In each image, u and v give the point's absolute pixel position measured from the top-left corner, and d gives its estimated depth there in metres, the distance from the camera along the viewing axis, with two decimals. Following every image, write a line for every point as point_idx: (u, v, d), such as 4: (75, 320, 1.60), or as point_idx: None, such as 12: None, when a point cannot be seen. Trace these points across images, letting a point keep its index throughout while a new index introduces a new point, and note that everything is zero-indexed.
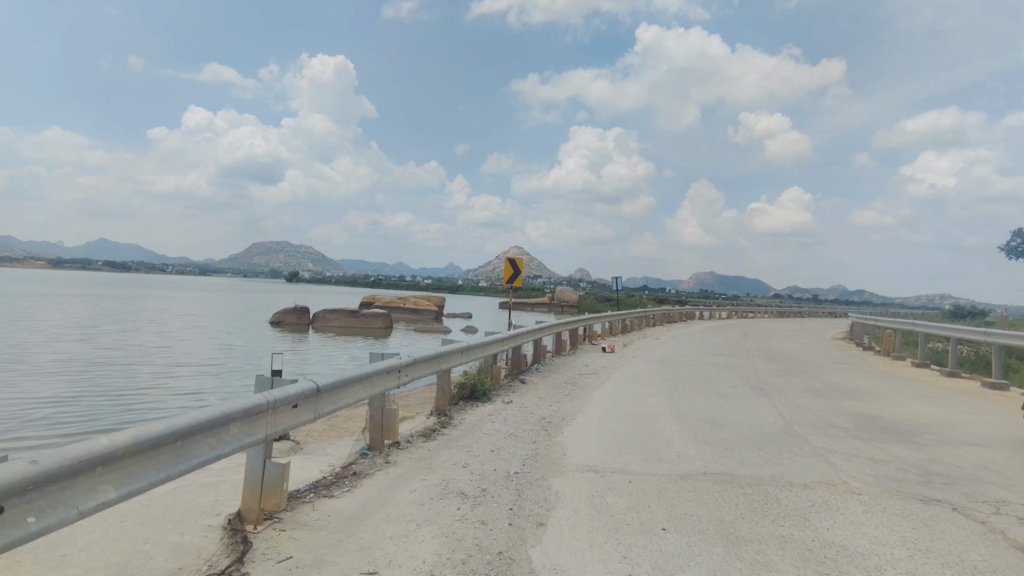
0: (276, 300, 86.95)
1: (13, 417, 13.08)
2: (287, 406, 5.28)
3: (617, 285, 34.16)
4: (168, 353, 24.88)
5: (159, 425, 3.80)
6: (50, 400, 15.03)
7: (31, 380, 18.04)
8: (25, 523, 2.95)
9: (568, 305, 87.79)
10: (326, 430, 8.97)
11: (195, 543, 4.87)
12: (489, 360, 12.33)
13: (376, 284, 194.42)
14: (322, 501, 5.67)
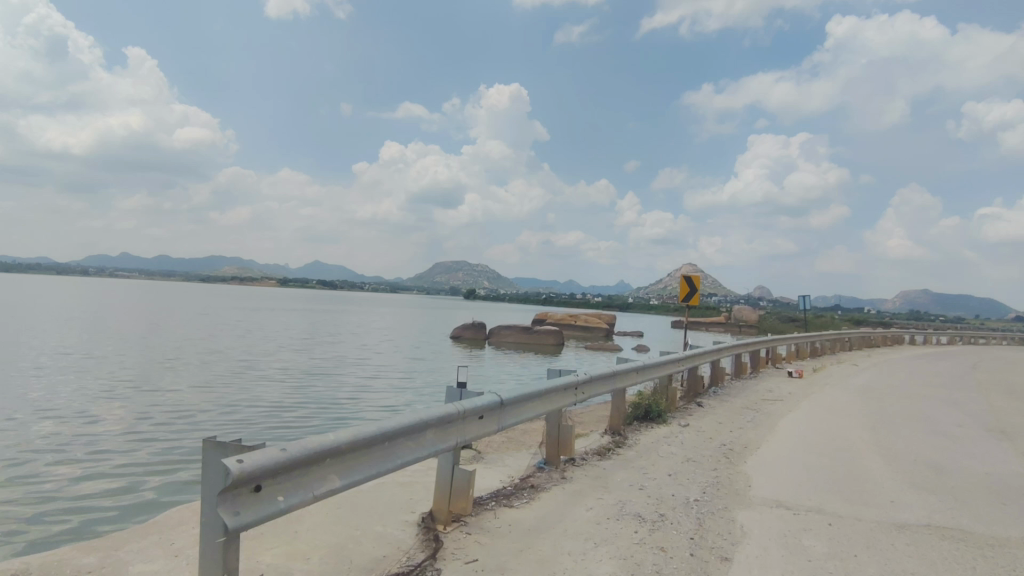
0: (456, 317, 93.37)
1: (253, 416, 15.63)
2: (474, 417, 5.66)
3: (807, 304, 31.01)
4: (368, 366, 27.94)
5: (372, 426, 4.33)
6: (279, 403, 17.70)
7: (266, 385, 21.45)
8: (276, 500, 3.55)
9: (747, 325, 81.59)
10: (505, 443, 9.39)
11: (395, 536, 5.41)
12: (664, 381, 11.96)
13: (546, 302, 199.59)
14: (504, 510, 5.95)
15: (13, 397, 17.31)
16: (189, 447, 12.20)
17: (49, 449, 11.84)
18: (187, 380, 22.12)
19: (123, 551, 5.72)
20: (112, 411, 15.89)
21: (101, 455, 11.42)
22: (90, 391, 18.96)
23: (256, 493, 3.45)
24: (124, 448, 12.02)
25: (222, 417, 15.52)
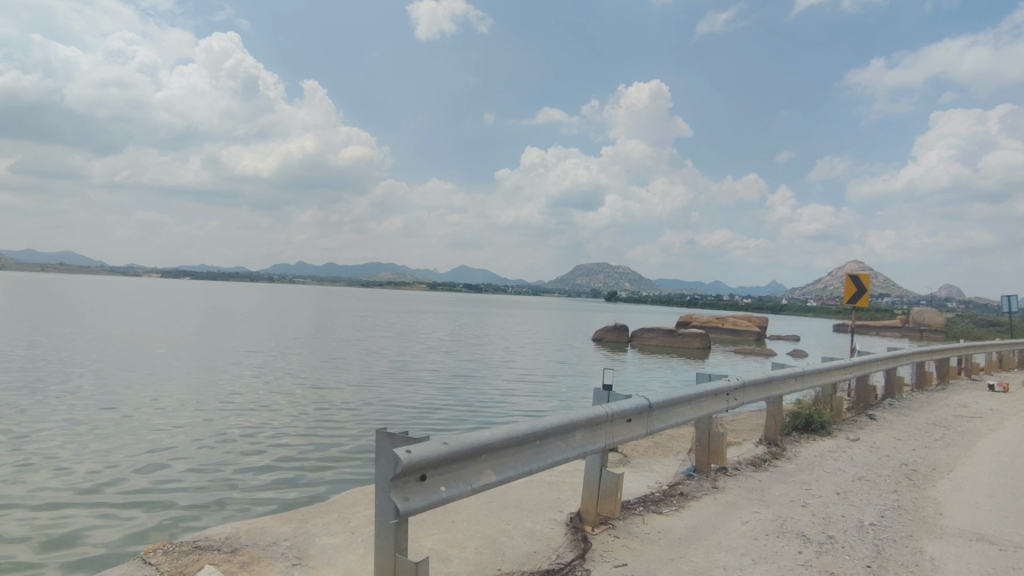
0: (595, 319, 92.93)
1: (407, 415, 16.85)
2: (622, 419, 5.64)
3: (1011, 305, 26.36)
4: (511, 368, 28.83)
5: (523, 425, 4.50)
6: (430, 403, 18.91)
7: (419, 386, 23.02)
8: (439, 490, 3.83)
9: (930, 330, 71.41)
10: (651, 447, 9.20)
11: (545, 533, 5.55)
12: (828, 390, 10.93)
13: (690, 304, 191.16)
14: (652, 516, 5.84)
15: (218, 391, 20.39)
16: (355, 441, 13.48)
17: (245, 436, 13.76)
18: (351, 379, 24.43)
19: (310, 524, 6.51)
20: (292, 406, 18.07)
21: (284, 443, 13.04)
22: (274, 387, 21.73)
23: (421, 482, 3.75)
24: (302, 439, 13.62)
25: (382, 415, 16.93)
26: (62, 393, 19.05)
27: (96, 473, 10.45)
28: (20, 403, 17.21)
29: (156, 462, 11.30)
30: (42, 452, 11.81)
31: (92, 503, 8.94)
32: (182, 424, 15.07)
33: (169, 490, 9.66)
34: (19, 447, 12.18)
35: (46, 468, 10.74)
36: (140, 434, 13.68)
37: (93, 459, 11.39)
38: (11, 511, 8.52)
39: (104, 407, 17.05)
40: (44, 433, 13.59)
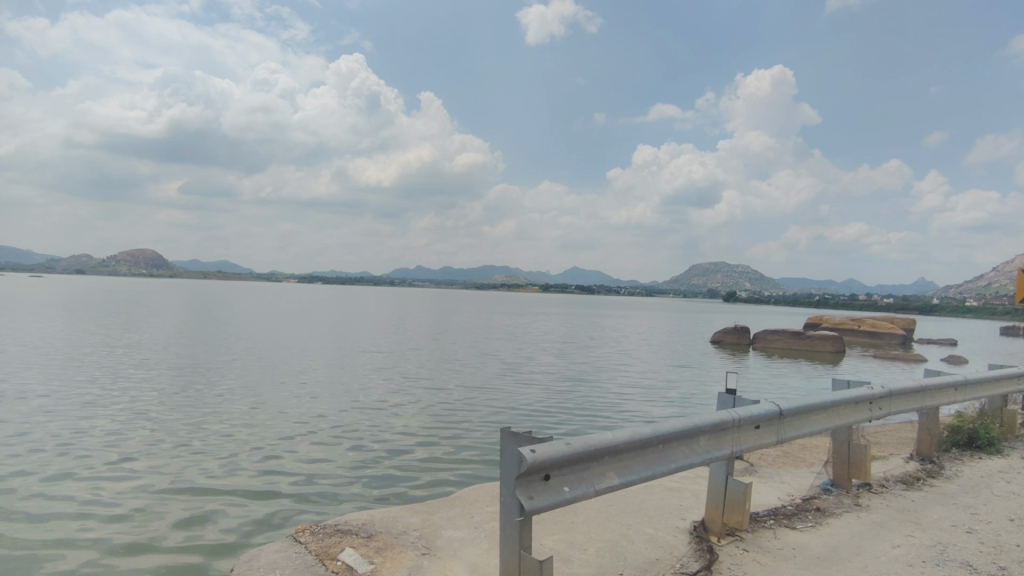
0: (713, 321, 88.64)
1: (522, 417, 17.11)
2: (750, 426, 5.35)
3: None
4: (625, 371, 28.30)
5: (647, 428, 4.41)
6: (544, 406, 19.06)
7: (532, 388, 23.30)
8: (563, 490, 3.86)
9: None
10: (781, 457, 8.61)
11: (667, 540, 5.40)
12: (995, 402, 9.60)
13: (820, 305, 176.58)
14: (785, 531, 5.48)
15: (344, 391, 21.94)
16: (472, 443, 13.91)
17: (367, 434, 14.65)
18: (467, 381, 25.26)
19: (437, 517, 6.83)
20: (410, 406, 18.97)
21: (401, 442, 13.70)
22: (396, 388, 23.01)
23: (546, 481, 3.80)
24: (419, 438, 14.23)
25: (498, 417, 17.33)
26: (216, 390, 21.46)
27: (240, 462, 11.62)
28: (182, 399, 19.58)
29: (290, 454, 12.35)
30: (197, 443, 13.32)
31: (237, 489, 9.95)
32: (312, 421, 16.34)
33: (300, 481, 10.50)
34: (180, 437, 13.86)
35: (199, 456, 12.10)
36: (277, 429, 15.04)
37: (237, 450, 12.66)
38: (171, 493, 9.70)
39: (249, 403, 18.98)
40: (200, 425, 15.38)
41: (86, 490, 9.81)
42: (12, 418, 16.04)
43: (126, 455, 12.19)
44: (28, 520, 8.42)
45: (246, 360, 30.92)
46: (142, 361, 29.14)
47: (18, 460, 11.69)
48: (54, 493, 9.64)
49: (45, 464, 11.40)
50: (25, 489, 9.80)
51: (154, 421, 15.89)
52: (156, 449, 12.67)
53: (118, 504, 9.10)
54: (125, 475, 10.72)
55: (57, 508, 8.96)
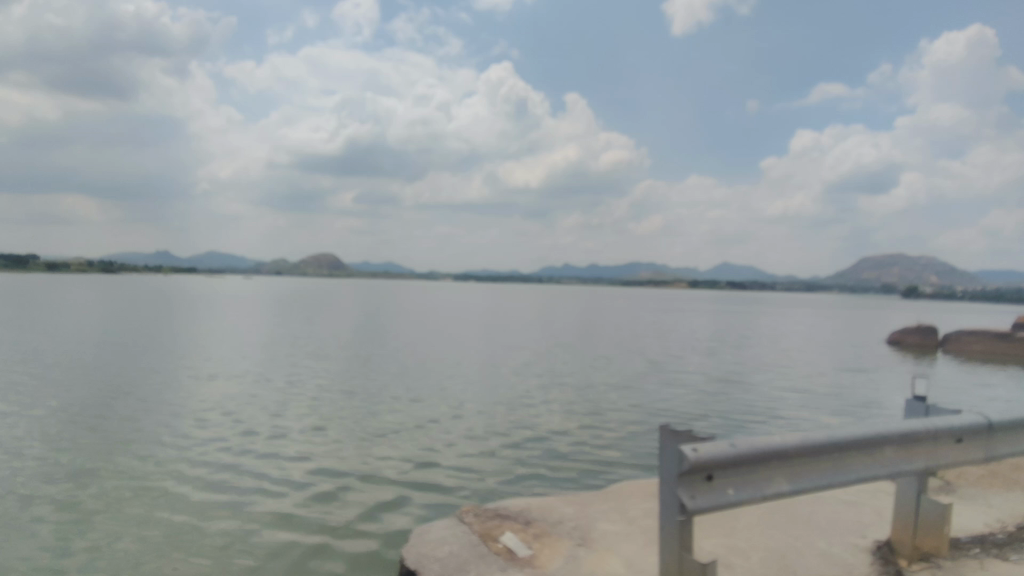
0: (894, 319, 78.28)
1: (673, 418, 16.60)
2: (949, 438, 4.72)
3: None
4: (787, 373, 26.13)
5: (820, 434, 4.11)
6: (696, 408, 18.29)
7: (683, 389, 22.46)
8: (726, 492, 3.76)
9: None
10: (988, 477, 7.44)
11: (844, 557, 4.98)
12: None
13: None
14: (994, 562, 4.77)
15: (494, 386, 22.93)
16: (620, 444, 13.82)
17: (514, 429, 15.17)
18: (614, 379, 25.02)
19: (591, 509, 6.94)
20: (556, 404, 19.26)
21: (545, 439, 13.99)
22: (543, 383, 23.52)
23: (709, 481, 3.72)
24: (563, 437, 14.39)
25: (647, 418, 16.99)
26: (384, 382, 23.67)
27: (400, 450, 12.69)
28: (354, 389, 21.84)
29: (445, 445, 13.19)
30: (365, 430, 14.79)
31: (396, 477, 10.87)
32: (464, 414, 17.33)
33: (452, 471, 11.20)
34: (352, 424, 15.50)
35: (366, 443, 13.41)
36: (433, 420, 16.17)
37: (398, 438, 13.83)
38: (343, 476, 10.88)
39: (409, 396, 20.63)
40: (370, 413, 17.06)
41: (277, 468, 11.37)
42: (222, 401, 19.05)
43: (308, 437, 13.91)
44: (232, 492, 9.97)
45: (409, 354, 33.73)
46: (325, 354, 33.07)
47: (229, 436, 13.89)
48: (253, 468, 11.31)
49: (247, 441, 13.40)
50: (232, 462, 11.62)
51: (332, 408, 17.95)
52: (336, 433, 14.30)
53: (300, 484, 10.42)
54: (308, 457, 12.24)
55: (254, 483, 10.50)
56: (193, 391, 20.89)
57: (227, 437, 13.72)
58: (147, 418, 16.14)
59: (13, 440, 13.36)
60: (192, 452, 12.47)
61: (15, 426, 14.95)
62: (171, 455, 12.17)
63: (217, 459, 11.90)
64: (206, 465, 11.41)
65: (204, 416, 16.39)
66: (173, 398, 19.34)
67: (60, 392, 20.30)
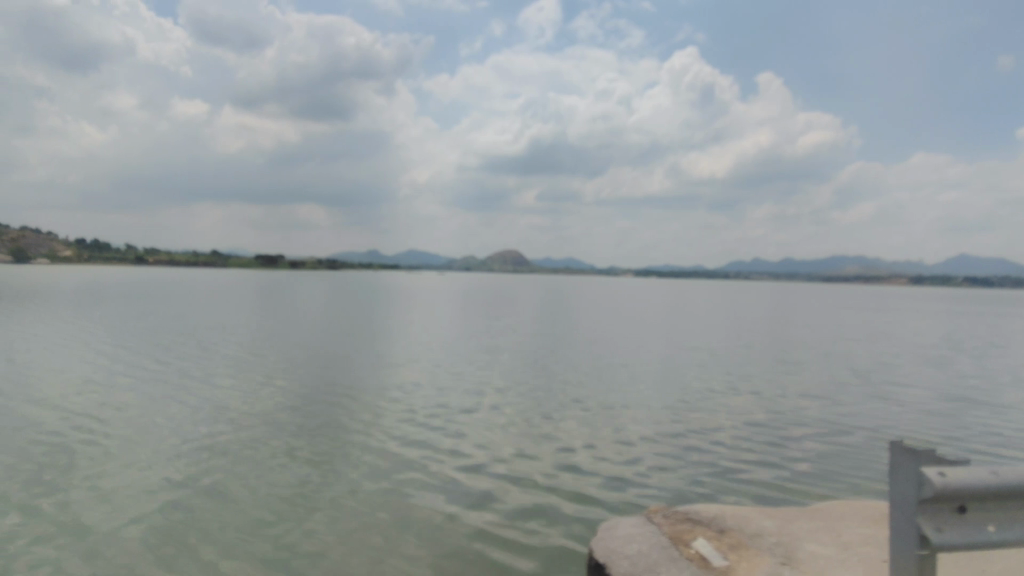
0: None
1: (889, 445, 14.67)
2: None
3: None
4: None
5: None
6: (918, 430, 15.94)
7: (901, 404, 19.66)
8: (987, 529, 3.29)
9: None
10: None
11: None
12: None
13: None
14: None
15: (673, 388, 22.36)
16: (820, 477, 12.66)
17: (691, 447, 14.78)
18: (815, 387, 22.77)
19: (794, 526, 7.17)
20: (744, 413, 18.16)
21: (724, 464, 13.43)
22: (730, 389, 22.24)
23: (959, 513, 3.29)
24: (752, 461, 13.63)
25: (854, 441, 15.22)
26: (563, 380, 24.45)
27: (573, 469, 13.20)
28: (535, 387, 22.83)
29: (626, 467, 13.33)
30: (542, 439, 15.59)
31: (580, 500, 11.51)
32: (641, 421, 17.26)
33: (622, 502, 11.44)
34: (532, 431, 16.55)
35: (543, 457, 14.16)
36: (609, 430, 16.39)
37: (573, 454, 14.37)
38: (520, 497, 11.68)
39: (586, 395, 21.06)
40: (552, 418, 17.80)
41: (463, 481, 12.59)
42: (422, 397, 21.28)
43: (493, 446, 15.22)
44: (425, 504, 11.31)
45: (587, 351, 34.35)
46: (509, 350, 35.03)
47: (425, 442, 15.60)
48: (443, 481, 12.64)
49: (439, 448, 14.96)
50: (426, 473, 13.12)
51: (513, 409, 19.15)
52: (522, 444, 15.24)
53: (481, 503, 11.42)
54: (489, 470, 13.32)
55: (444, 497, 11.76)
56: (400, 385, 23.74)
57: (423, 443, 15.46)
58: (362, 415, 18.82)
59: (267, 434, 16.56)
60: (395, 458, 14.31)
61: (271, 419, 18.40)
62: (379, 460, 14.12)
63: (414, 467, 13.52)
64: (406, 475, 13.05)
65: (408, 416, 18.52)
66: (382, 393, 22.11)
67: (299, 384, 24.44)
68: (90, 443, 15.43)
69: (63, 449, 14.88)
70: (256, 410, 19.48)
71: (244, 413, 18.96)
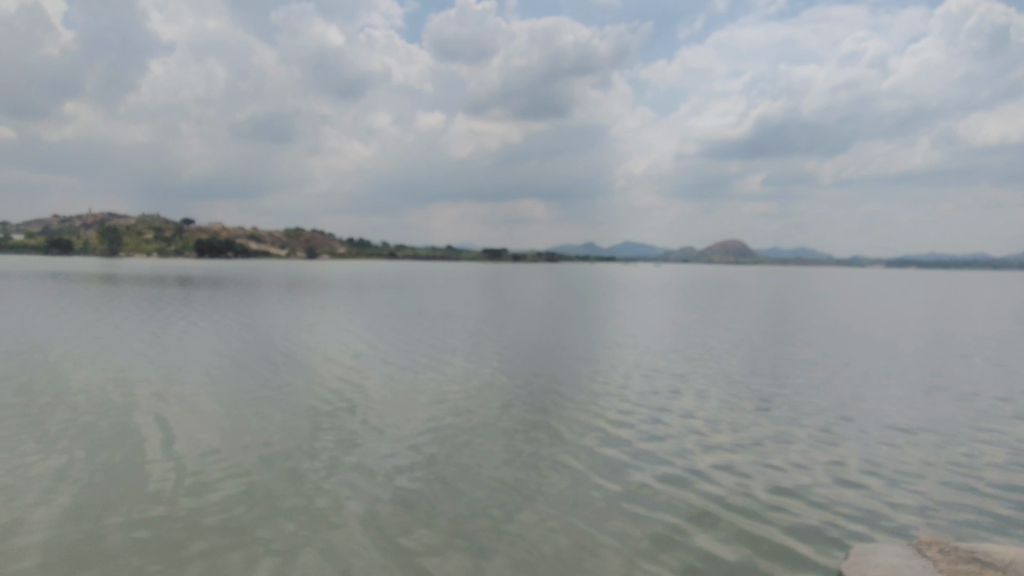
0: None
1: None
2: None
3: None
4: None
5: None
6: None
7: None
8: None
9: None
10: None
11: None
12: None
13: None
14: None
15: (938, 420, 18.89)
16: None
17: (952, 499, 12.44)
18: None
19: None
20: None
21: (1003, 531, 11.05)
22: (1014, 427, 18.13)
23: None
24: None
25: None
26: (789, 391, 22.33)
27: (802, 501, 12.01)
28: (755, 398, 21.32)
29: (863, 507, 11.84)
30: (767, 462, 14.44)
31: (806, 534, 10.52)
32: (891, 456, 14.96)
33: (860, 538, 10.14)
34: (749, 448, 15.54)
35: (767, 483, 13.12)
36: (852, 463, 14.59)
37: (804, 483, 13.04)
38: (742, 523, 10.98)
39: (822, 418, 18.90)
40: (773, 439, 16.48)
41: (670, 495, 12.34)
42: (631, 394, 21.32)
43: (705, 458, 14.65)
44: (631, 514, 11.35)
45: (820, 356, 30.73)
46: (731, 349, 32.93)
47: (640, 446, 15.53)
48: (650, 491, 12.49)
49: (653, 454, 14.80)
50: (640, 480, 13.07)
51: (729, 422, 18.08)
52: (737, 462, 14.43)
53: (696, 522, 10.98)
54: (700, 487, 12.79)
55: (650, 508, 11.64)
56: (610, 380, 24.08)
57: (631, 446, 15.52)
58: (573, 408, 19.55)
59: (492, 420, 18.10)
60: (609, 458, 14.50)
61: (492, 404, 20.17)
62: (587, 458, 14.51)
63: (621, 472, 13.60)
64: (613, 478, 13.24)
65: (617, 413, 18.77)
66: (593, 387, 22.68)
67: (517, 372, 26.20)
68: (352, 416, 18.57)
69: (334, 419, 18.21)
70: (480, 395, 21.53)
71: (469, 398, 21.05)
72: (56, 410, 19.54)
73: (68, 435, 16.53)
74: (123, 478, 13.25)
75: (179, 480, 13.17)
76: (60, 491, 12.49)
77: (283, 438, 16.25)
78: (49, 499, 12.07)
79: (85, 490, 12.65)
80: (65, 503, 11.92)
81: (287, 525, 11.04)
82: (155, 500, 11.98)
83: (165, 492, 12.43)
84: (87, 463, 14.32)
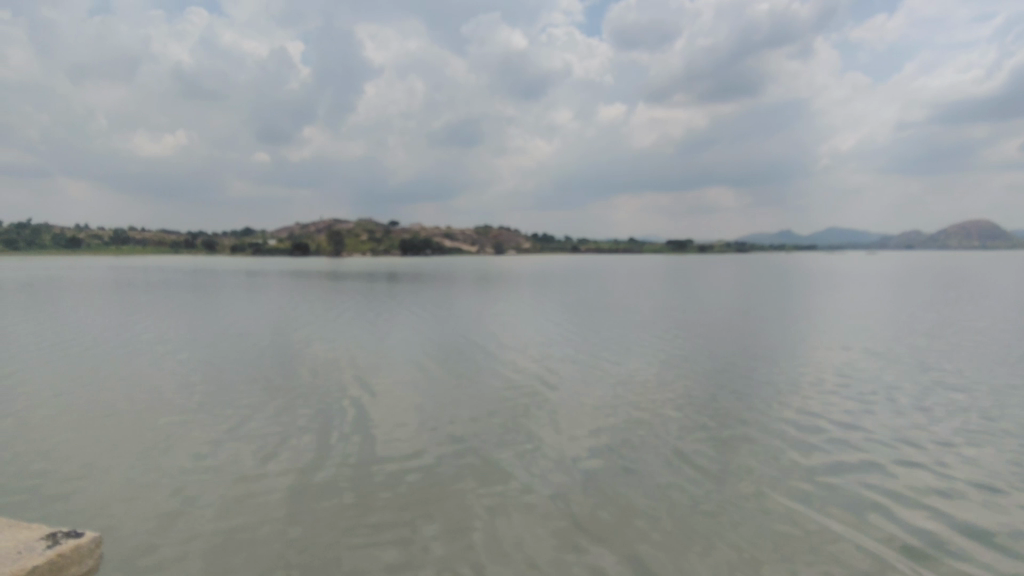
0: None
1: None
2: None
3: None
4: None
5: None
6: None
7: None
8: None
9: None
10: None
11: None
12: None
13: None
14: None
15: None
16: None
17: None
18: None
19: None
20: None
21: None
22: None
23: None
24: None
25: None
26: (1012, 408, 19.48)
27: (1001, 537, 11.15)
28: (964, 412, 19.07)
29: None
30: (971, 489, 13.22)
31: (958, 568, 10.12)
32: None
33: None
34: (930, 466, 14.50)
35: (957, 508, 12.33)
36: None
37: (1000, 517, 11.87)
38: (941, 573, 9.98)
39: None
40: (968, 459, 15.01)
41: (817, 505, 12.46)
42: (811, 399, 20.59)
43: (872, 473, 14.16)
44: (767, 519, 11.87)
45: None
46: (950, 352, 29.04)
47: (801, 453, 15.43)
48: (796, 499, 12.74)
49: (833, 468, 14.35)
50: (802, 487, 13.28)
51: (918, 436, 16.73)
52: (909, 480, 13.71)
53: (883, 560, 10.40)
54: (853, 501, 12.64)
55: (791, 516, 11.99)
56: (792, 381, 23.20)
57: (793, 452, 15.48)
58: (741, 408, 19.66)
59: (670, 425, 17.98)
60: (778, 466, 14.60)
61: (660, 397, 21.10)
62: (741, 460, 14.96)
63: (773, 477, 13.88)
64: (762, 482, 13.63)
65: (789, 417, 18.47)
66: (769, 388, 22.23)
67: (691, 366, 26.57)
68: (530, 399, 20.98)
69: (515, 401, 20.84)
70: (651, 387, 22.56)
71: (638, 389, 22.20)
72: (314, 378, 25.30)
73: (307, 408, 20.21)
74: (363, 437, 17.02)
75: (392, 441, 16.71)
76: (313, 443, 16.42)
77: (473, 414, 19.24)
78: (310, 450, 15.94)
79: (339, 443, 16.60)
80: (320, 453, 15.68)
81: (465, 486, 13.67)
82: (374, 456, 15.50)
83: (382, 450, 15.97)
84: (339, 423, 18.55)
